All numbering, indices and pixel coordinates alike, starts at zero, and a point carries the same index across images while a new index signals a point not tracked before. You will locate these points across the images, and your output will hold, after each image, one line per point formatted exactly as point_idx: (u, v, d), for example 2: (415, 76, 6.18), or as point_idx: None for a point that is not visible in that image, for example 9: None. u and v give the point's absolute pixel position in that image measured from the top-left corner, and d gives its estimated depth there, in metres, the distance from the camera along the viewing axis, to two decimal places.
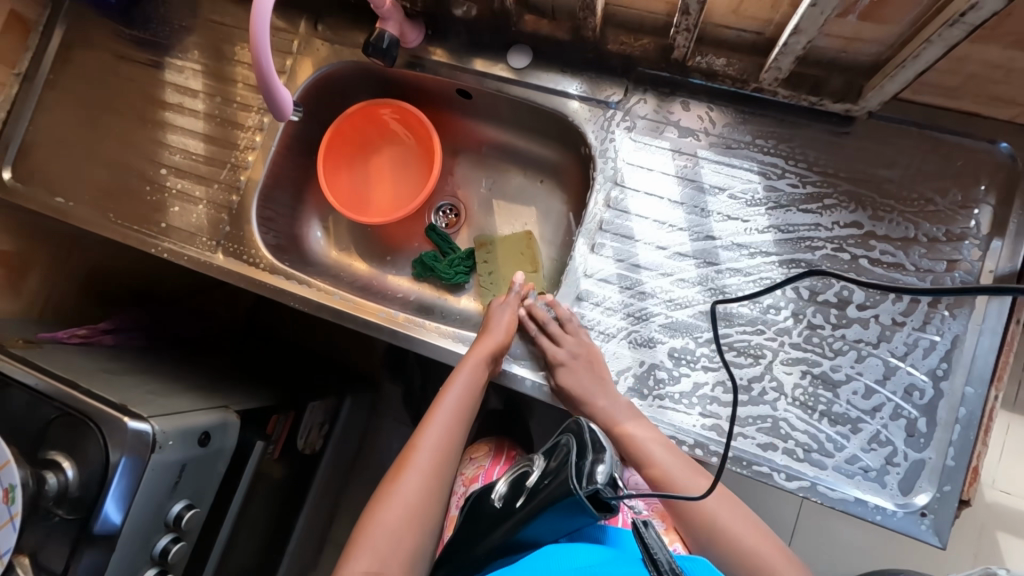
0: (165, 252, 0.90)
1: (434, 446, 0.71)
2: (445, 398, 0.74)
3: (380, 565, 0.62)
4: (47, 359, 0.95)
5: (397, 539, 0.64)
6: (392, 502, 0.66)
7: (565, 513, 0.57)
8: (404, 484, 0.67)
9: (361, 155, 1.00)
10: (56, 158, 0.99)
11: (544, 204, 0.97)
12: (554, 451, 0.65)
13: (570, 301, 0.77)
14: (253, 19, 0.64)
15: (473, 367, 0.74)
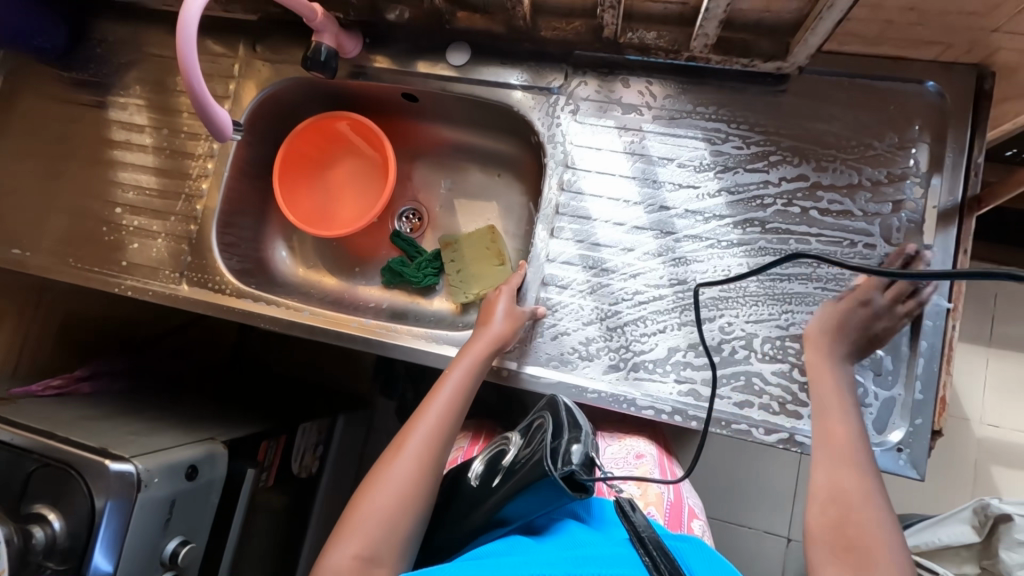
0: (130, 289, 0.89)
1: (430, 430, 0.69)
2: (444, 386, 0.72)
3: (371, 549, 0.60)
4: (22, 413, 0.94)
5: (388, 521, 0.62)
6: (385, 484, 0.64)
7: (543, 494, 0.60)
8: (399, 465, 0.66)
9: (318, 170, 1.00)
10: (9, 210, 0.98)
11: (504, 197, 0.98)
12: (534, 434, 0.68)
13: (537, 288, 0.78)
14: (178, 42, 0.64)
15: (480, 351, 0.73)
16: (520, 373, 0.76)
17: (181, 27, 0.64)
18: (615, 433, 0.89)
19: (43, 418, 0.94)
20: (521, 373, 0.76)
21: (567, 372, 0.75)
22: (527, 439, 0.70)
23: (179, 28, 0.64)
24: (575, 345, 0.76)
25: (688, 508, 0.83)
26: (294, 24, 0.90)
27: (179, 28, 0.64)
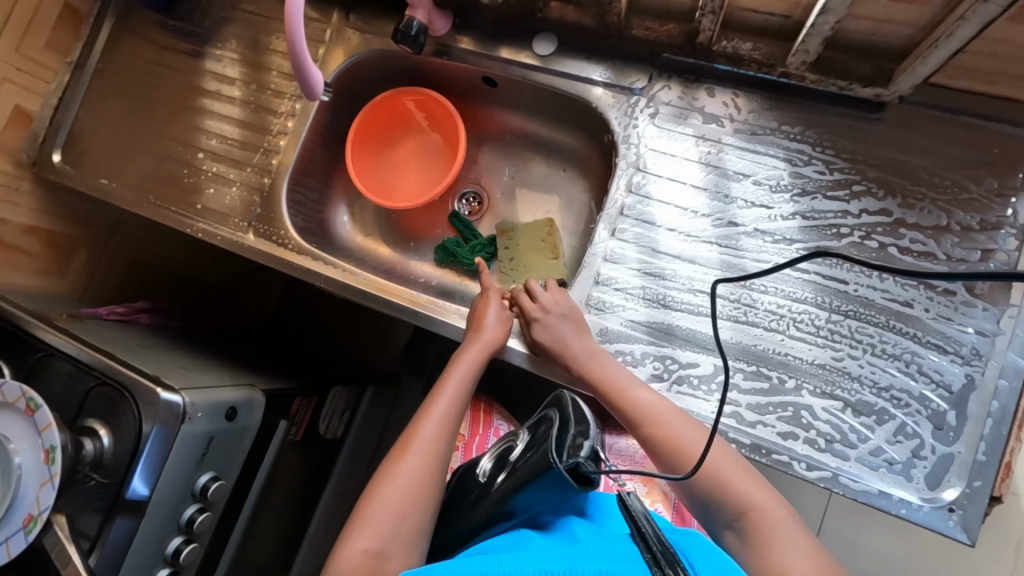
0: (201, 232, 0.94)
1: (435, 429, 0.72)
2: (449, 382, 0.75)
3: (383, 543, 0.63)
4: (89, 332, 1.01)
5: (400, 516, 0.66)
6: (395, 481, 0.68)
7: (550, 485, 0.62)
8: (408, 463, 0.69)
9: (389, 143, 1.02)
10: (104, 143, 1.05)
11: (566, 192, 0.98)
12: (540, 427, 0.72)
13: (590, 286, 0.78)
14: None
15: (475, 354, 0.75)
16: (562, 368, 0.76)
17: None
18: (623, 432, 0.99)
19: (106, 339, 1.00)
20: (562, 369, 0.76)
21: None
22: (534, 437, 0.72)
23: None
24: (620, 349, 0.75)
25: None
26: None
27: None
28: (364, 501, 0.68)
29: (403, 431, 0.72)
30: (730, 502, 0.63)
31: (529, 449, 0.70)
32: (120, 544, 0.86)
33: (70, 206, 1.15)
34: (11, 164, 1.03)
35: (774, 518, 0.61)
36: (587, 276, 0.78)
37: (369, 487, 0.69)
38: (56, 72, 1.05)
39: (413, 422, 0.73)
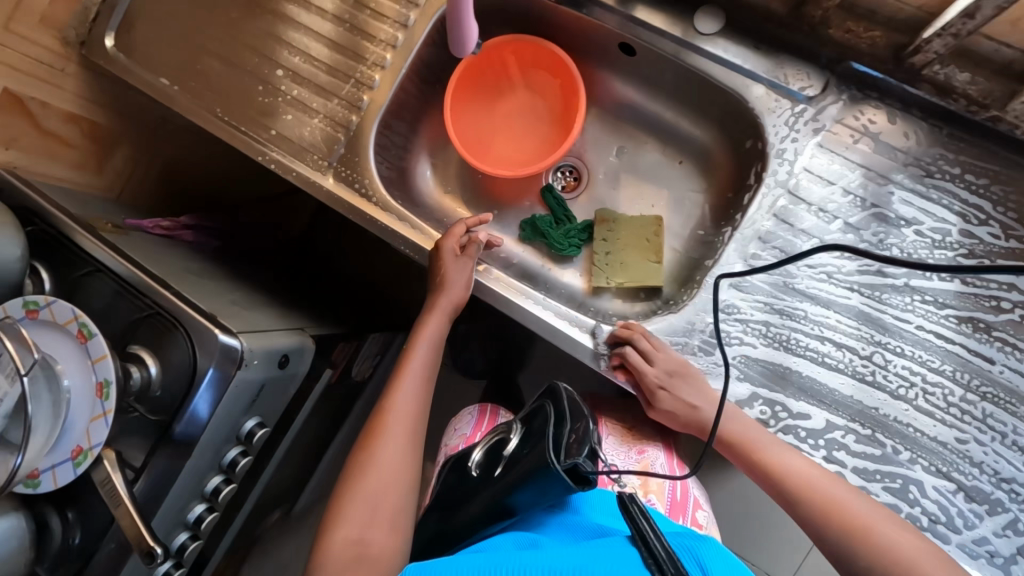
0: (274, 163, 0.84)
1: (406, 405, 0.79)
2: (411, 368, 0.82)
3: (364, 530, 0.69)
4: (136, 248, 0.92)
5: (382, 495, 0.72)
6: (380, 461, 0.74)
7: (553, 484, 0.63)
8: (387, 444, 0.75)
9: (490, 93, 0.90)
10: (166, 35, 0.91)
11: (678, 188, 0.88)
12: (535, 420, 0.73)
13: (708, 312, 0.71)
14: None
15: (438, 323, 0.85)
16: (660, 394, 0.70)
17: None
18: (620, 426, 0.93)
19: (155, 260, 0.92)
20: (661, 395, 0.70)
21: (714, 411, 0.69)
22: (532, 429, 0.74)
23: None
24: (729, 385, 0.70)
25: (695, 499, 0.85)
26: None
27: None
28: (347, 485, 0.73)
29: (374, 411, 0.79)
30: (839, 521, 0.60)
31: (523, 442, 0.72)
32: (163, 479, 0.83)
33: (115, 98, 1.03)
34: (57, 42, 0.90)
35: (867, 522, 0.60)
36: (708, 301, 0.71)
37: (352, 471, 0.74)
38: None
39: (381, 404, 0.79)
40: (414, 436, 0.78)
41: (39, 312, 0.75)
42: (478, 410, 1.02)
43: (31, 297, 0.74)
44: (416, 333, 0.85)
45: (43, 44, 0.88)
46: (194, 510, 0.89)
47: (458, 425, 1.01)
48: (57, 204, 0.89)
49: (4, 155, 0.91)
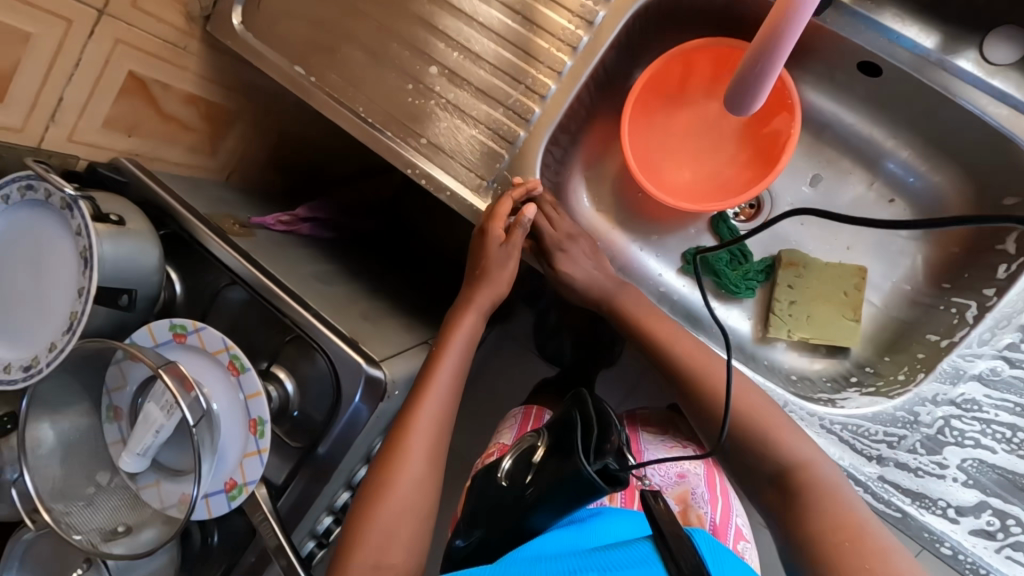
0: (423, 178, 0.75)
1: (431, 416, 0.73)
2: (437, 377, 0.75)
3: (384, 552, 0.67)
4: (265, 253, 0.86)
5: (407, 498, 0.70)
6: (410, 462, 0.71)
7: (580, 485, 0.65)
8: (413, 443, 0.72)
9: (671, 103, 0.76)
10: (301, 13, 0.80)
11: (883, 232, 0.75)
12: (561, 427, 0.71)
13: (947, 408, 0.61)
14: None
15: (473, 320, 0.78)
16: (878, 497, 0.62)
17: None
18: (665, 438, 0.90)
19: (285, 267, 0.86)
20: (879, 498, 0.62)
21: (940, 518, 0.61)
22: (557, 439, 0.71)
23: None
24: (958, 489, 0.61)
25: (736, 530, 0.81)
26: None
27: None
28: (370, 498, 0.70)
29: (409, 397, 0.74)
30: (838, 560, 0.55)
31: (550, 451, 0.71)
32: (302, 501, 0.79)
33: (232, 75, 0.93)
34: (183, 17, 0.80)
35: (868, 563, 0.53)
36: (948, 397, 0.61)
37: (376, 488, 0.70)
38: None
39: (405, 413, 0.73)
40: (435, 436, 0.73)
41: (187, 336, 0.70)
42: (522, 414, 0.98)
43: (179, 320, 0.70)
44: (447, 335, 0.77)
45: (170, 21, 0.79)
46: (324, 523, 0.85)
47: (502, 430, 0.97)
48: (186, 202, 0.83)
49: (126, 143, 0.84)
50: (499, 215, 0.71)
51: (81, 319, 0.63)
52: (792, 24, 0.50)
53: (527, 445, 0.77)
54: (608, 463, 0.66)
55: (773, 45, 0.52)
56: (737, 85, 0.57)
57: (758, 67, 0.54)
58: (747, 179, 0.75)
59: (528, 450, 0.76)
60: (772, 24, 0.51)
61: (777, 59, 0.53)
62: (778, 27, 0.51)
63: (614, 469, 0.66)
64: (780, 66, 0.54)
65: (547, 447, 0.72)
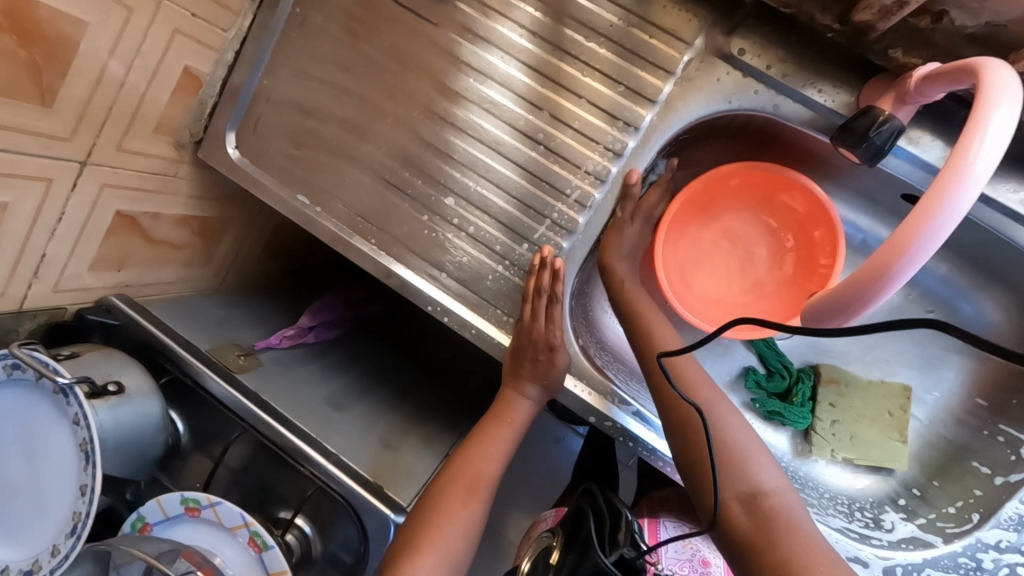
0: (445, 315, 0.70)
1: (491, 476, 0.68)
2: (495, 438, 0.71)
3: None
4: (273, 386, 0.80)
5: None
6: (442, 535, 0.61)
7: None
8: (461, 513, 0.63)
9: (698, 223, 0.77)
10: (302, 137, 0.74)
11: (924, 345, 0.73)
12: (572, 522, 0.69)
13: (1016, 558, 0.59)
14: (913, 229, 0.39)
15: (535, 390, 0.70)
16: None
17: (943, 212, 0.38)
18: (679, 524, 0.83)
19: (294, 400, 0.80)
20: None
21: None
22: (569, 529, 0.69)
23: (932, 214, 0.38)
24: None
25: None
26: (813, 42, 0.59)
27: (931, 213, 0.38)
28: (402, 534, 0.61)
29: (452, 474, 0.66)
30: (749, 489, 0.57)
31: (566, 548, 0.67)
32: None
33: (226, 187, 0.86)
34: (171, 146, 0.74)
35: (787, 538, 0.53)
36: (1014, 546, 0.59)
37: None
38: (236, 14, 0.71)
39: (463, 461, 0.68)
40: (474, 534, 0.64)
41: (201, 510, 0.65)
42: (553, 512, 0.87)
43: (191, 495, 0.65)
44: (477, 443, 0.70)
45: (158, 153, 0.72)
46: None
47: (531, 531, 0.85)
48: (185, 341, 0.77)
49: (116, 276, 0.76)
50: (559, 323, 0.67)
51: (86, 523, 0.57)
52: (898, 273, 0.39)
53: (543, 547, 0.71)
54: (622, 551, 0.63)
55: (871, 289, 0.40)
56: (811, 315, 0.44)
57: (845, 308, 0.42)
58: (784, 295, 0.74)
59: (545, 553, 0.70)
60: (873, 262, 0.40)
61: (870, 302, 0.41)
62: (882, 269, 0.39)
63: (628, 556, 0.63)
64: (866, 313, 0.42)
65: (563, 545, 0.68)
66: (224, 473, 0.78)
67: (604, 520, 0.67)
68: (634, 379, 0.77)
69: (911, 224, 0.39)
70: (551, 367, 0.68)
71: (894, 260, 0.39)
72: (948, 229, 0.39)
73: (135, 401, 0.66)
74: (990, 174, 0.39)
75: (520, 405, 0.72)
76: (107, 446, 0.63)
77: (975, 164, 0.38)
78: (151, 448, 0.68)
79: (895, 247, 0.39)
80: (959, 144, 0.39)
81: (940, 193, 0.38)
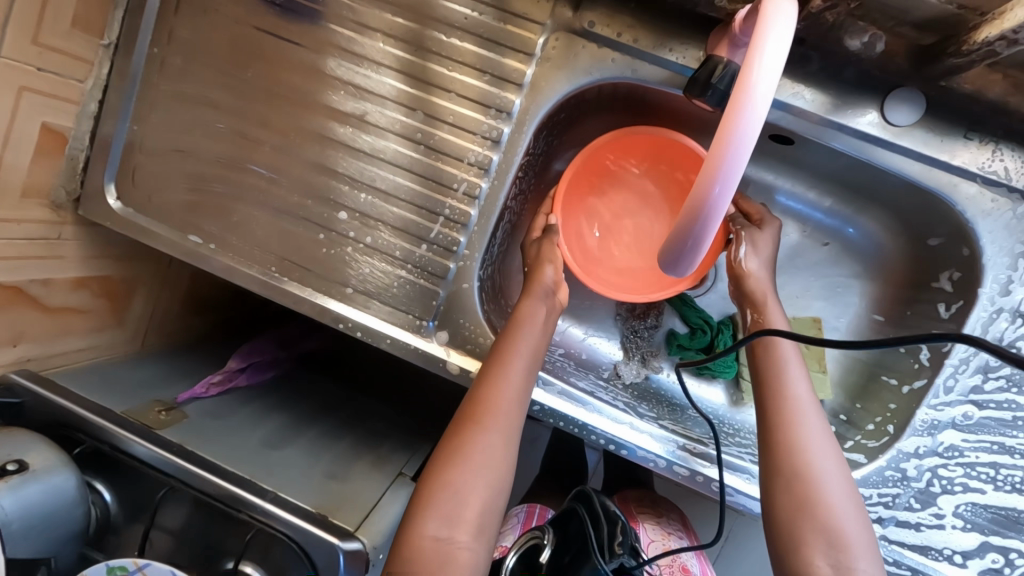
0: (358, 330, 0.69)
1: (510, 396, 0.60)
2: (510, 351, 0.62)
3: (447, 532, 0.53)
4: (202, 436, 0.77)
5: (463, 493, 0.55)
6: (470, 452, 0.57)
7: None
8: (475, 442, 0.57)
9: (588, 203, 0.79)
10: (184, 179, 0.73)
11: (826, 276, 0.78)
12: (569, 523, 0.70)
13: (936, 460, 0.62)
14: (717, 153, 0.38)
15: (535, 304, 0.66)
16: (897, 563, 0.62)
17: (736, 134, 0.38)
18: (658, 528, 0.85)
19: (226, 446, 0.78)
20: (897, 564, 0.62)
21: (946, 563, 0.62)
22: (567, 531, 0.69)
23: (729, 137, 0.38)
24: (959, 532, 0.62)
25: None
26: (656, 6, 0.62)
27: (729, 135, 0.38)
28: None
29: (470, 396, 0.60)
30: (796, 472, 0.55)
31: (562, 550, 0.68)
32: None
33: (124, 243, 0.84)
34: (48, 209, 0.71)
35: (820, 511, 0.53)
36: (930, 449, 0.62)
37: None
38: (92, 65, 0.69)
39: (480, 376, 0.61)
40: (496, 464, 0.57)
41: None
42: (523, 511, 0.88)
43: (117, 562, 0.62)
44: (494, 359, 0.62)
45: (33, 219, 0.69)
46: None
47: (501, 532, 0.85)
48: (97, 406, 0.73)
49: (13, 353, 0.73)
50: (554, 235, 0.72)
51: None
52: (716, 200, 0.39)
53: (532, 544, 0.70)
54: (622, 559, 0.64)
55: (699, 223, 0.40)
56: (665, 259, 0.44)
57: (685, 241, 0.41)
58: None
59: (532, 551, 0.70)
60: (693, 197, 0.40)
61: (703, 234, 0.41)
62: (702, 197, 0.39)
63: (628, 565, 0.64)
64: (706, 246, 0.42)
65: (556, 545, 0.69)
66: (162, 537, 0.74)
67: (604, 523, 0.67)
68: (567, 361, 0.78)
69: (714, 150, 0.39)
70: (539, 282, 0.67)
71: (711, 184, 0.39)
72: (749, 145, 0.38)
73: (44, 478, 0.63)
74: (773, 91, 0.38)
75: (537, 312, 0.65)
76: (14, 530, 0.60)
77: (758, 81, 0.37)
78: (69, 524, 0.65)
79: (706, 176, 0.39)
80: (744, 62, 0.38)
81: (732, 111, 0.38)
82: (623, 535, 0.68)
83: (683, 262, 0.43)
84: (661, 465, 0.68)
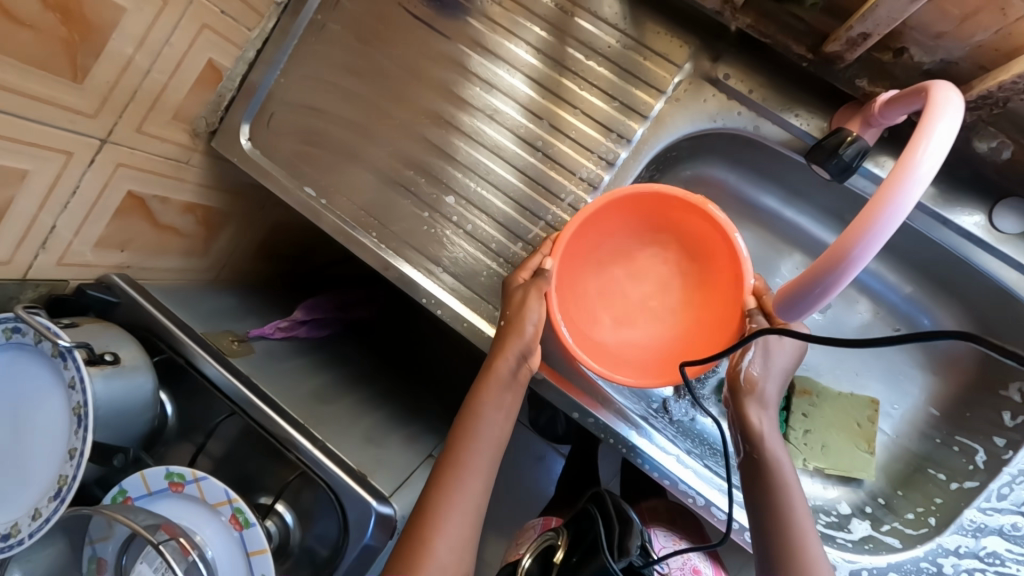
0: (439, 307, 0.73)
1: (470, 497, 0.63)
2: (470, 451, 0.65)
3: None
4: (265, 373, 0.82)
5: None
6: (431, 557, 0.59)
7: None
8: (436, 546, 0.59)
9: (583, 267, 0.76)
10: (311, 134, 0.78)
11: (888, 360, 0.79)
12: (581, 522, 0.72)
13: (974, 562, 0.62)
14: (869, 217, 0.42)
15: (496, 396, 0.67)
16: None
17: (893, 204, 0.42)
18: (670, 534, 0.87)
19: (283, 388, 0.81)
20: None
21: None
22: (579, 529, 0.71)
23: (884, 205, 0.42)
24: None
25: None
26: (792, 74, 0.67)
27: (884, 204, 0.42)
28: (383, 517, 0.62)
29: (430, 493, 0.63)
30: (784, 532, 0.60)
31: (576, 549, 0.69)
32: None
33: (234, 180, 0.90)
34: (186, 134, 0.77)
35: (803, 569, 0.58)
36: (971, 549, 0.62)
37: None
38: (261, 16, 0.75)
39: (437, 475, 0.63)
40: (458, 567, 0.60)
41: (185, 485, 0.66)
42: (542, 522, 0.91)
43: (177, 469, 0.65)
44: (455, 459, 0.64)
45: (173, 139, 0.75)
46: None
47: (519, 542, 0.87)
48: (182, 323, 0.78)
49: (119, 256, 0.78)
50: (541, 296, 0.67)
51: (71, 486, 0.59)
52: (856, 257, 0.42)
53: (546, 546, 0.72)
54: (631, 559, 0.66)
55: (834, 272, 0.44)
56: (785, 300, 0.48)
57: (814, 287, 0.45)
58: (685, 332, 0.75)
59: (546, 552, 0.72)
60: (834, 250, 0.43)
61: (832, 286, 0.45)
62: (841, 254, 0.43)
63: (636, 562, 0.68)
64: (831, 296, 0.45)
65: (568, 545, 0.70)
66: (206, 461, 0.78)
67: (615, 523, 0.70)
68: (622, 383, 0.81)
69: (863, 217, 0.42)
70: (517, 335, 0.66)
71: (853, 243, 0.42)
72: (899, 218, 0.42)
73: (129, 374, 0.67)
74: (934, 174, 0.42)
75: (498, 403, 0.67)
76: (98, 415, 0.64)
77: (919, 167, 0.42)
78: (139, 423, 0.69)
79: (851, 236, 0.43)
80: (907, 148, 0.43)
81: (891, 186, 0.42)
82: (634, 535, 0.70)
83: (803, 305, 0.46)
84: (701, 503, 0.69)
